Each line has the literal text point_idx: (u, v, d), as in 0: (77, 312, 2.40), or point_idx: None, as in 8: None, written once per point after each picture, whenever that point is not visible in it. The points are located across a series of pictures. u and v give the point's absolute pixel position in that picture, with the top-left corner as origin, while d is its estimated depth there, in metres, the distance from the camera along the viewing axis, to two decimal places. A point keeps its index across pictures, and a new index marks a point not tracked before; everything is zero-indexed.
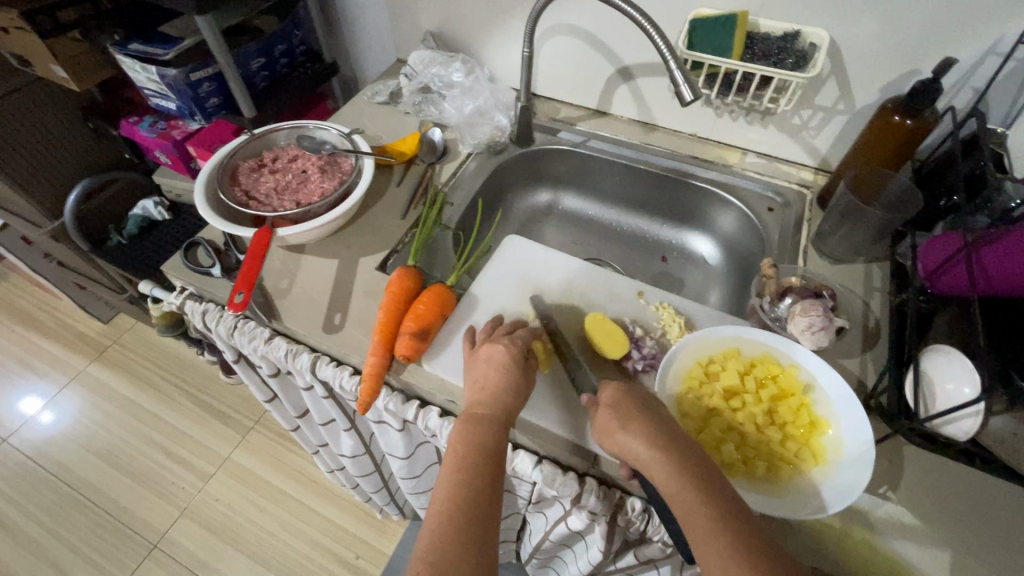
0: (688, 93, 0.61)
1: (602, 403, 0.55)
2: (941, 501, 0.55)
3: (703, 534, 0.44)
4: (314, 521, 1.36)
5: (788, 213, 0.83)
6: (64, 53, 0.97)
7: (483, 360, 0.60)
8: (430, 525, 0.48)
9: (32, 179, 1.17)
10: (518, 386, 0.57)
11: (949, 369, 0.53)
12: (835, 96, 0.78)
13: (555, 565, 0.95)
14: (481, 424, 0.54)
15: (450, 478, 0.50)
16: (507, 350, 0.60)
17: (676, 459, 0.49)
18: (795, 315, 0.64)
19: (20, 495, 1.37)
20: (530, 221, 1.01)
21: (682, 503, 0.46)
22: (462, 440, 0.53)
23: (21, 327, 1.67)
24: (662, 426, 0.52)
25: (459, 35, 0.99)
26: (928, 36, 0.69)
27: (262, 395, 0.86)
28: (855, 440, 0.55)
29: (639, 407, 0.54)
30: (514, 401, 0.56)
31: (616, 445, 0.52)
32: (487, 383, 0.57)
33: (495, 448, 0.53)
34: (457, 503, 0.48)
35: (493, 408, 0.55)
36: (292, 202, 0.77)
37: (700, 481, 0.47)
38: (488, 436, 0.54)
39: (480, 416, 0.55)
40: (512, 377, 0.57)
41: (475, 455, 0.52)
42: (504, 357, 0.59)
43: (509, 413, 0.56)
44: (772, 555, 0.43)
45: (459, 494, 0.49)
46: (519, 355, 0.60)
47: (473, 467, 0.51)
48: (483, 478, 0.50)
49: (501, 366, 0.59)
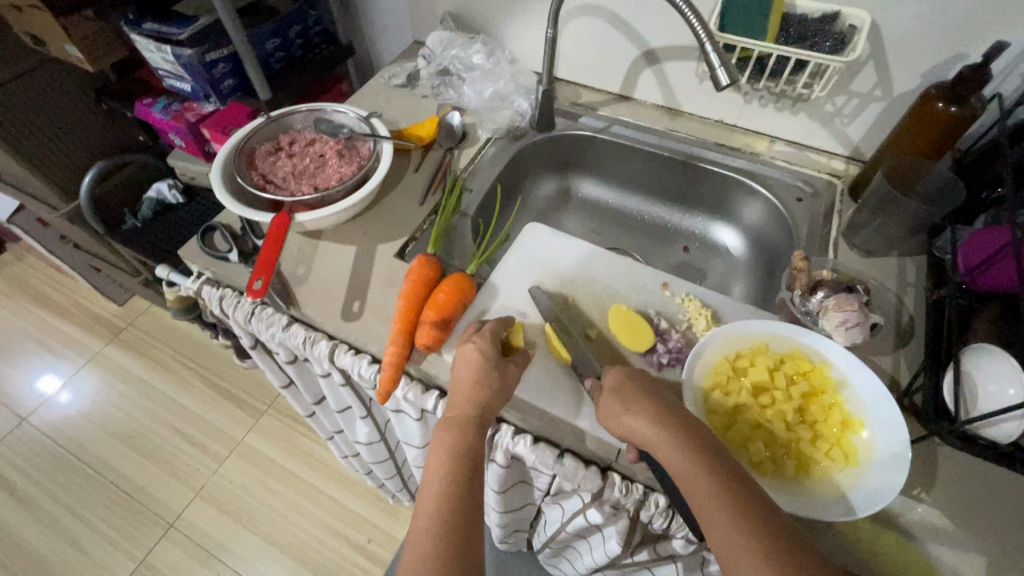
0: (724, 76, 0.58)
1: (606, 387, 0.56)
2: (977, 505, 0.53)
3: (708, 505, 0.45)
4: (327, 505, 1.37)
5: (818, 203, 0.81)
6: (76, 30, 0.95)
7: (455, 363, 0.58)
8: (415, 541, 0.47)
9: (46, 161, 1.17)
10: (490, 384, 0.55)
11: (993, 371, 0.50)
12: (872, 82, 0.75)
13: (568, 556, 0.95)
14: (459, 429, 0.53)
15: (433, 488, 0.50)
16: (478, 347, 0.58)
17: (676, 434, 0.49)
18: (827, 310, 0.61)
19: (39, 472, 1.40)
20: (548, 209, 0.99)
21: (683, 476, 0.47)
22: (444, 449, 0.52)
23: (38, 308, 1.68)
24: (665, 406, 0.52)
25: (478, 16, 0.96)
26: (977, 19, 0.65)
27: (278, 380, 0.85)
28: (890, 441, 0.53)
29: (641, 386, 0.54)
30: (493, 400, 0.55)
31: (622, 427, 0.52)
32: (462, 385, 0.56)
33: (473, 458, 0.52)
34: (439, 519, 0.48)
35: (470, 409, 0.54)
36: (310, 187, 0.76)
37: (705, 457, 0.47)
38: (466, 444, 0.52)
39: (459, 418, 0.54)
40: (484, 375, 0.56)
41: (453, 464, 0.51)
42: (474, 357, 0.57)
43: (485, 411, 0.55)
44: (798, 549, 0.42)
45: (446, 503, 0.49)
46: (491, 352, 0.58)
47: (451, 477, 0.50)
48: (466, 487, 0.50)
49: (471, 366, 0.57)
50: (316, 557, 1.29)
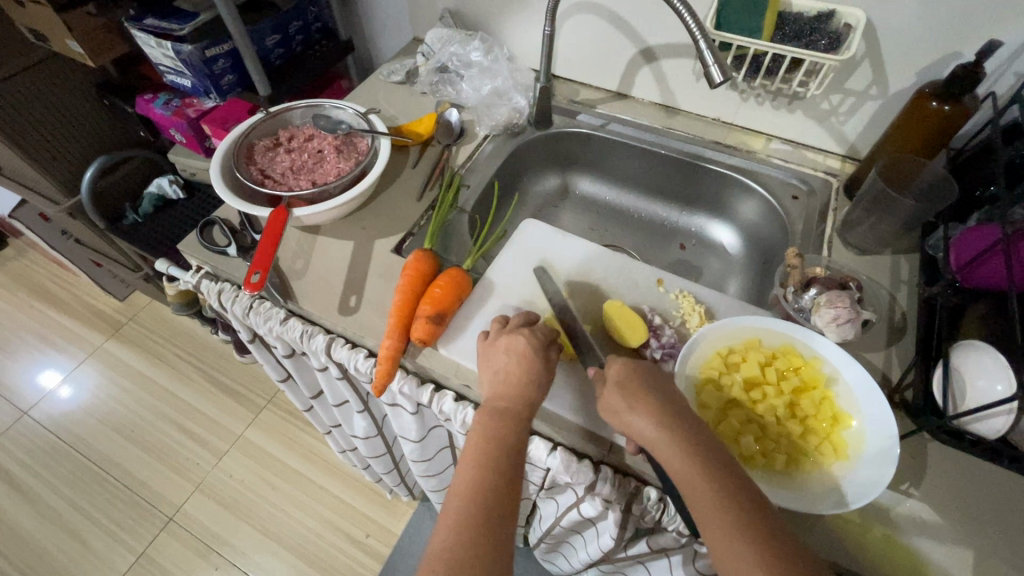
0: (717, 74, 0.59)
1: (610, 379, 0.55)
2: (966, 499, 0.53)
3: (706, 513, 0.45)
4: (325, 499, 1.38)
5: (813, 201, 0.81)
6: (80, 28, 0.96)
7: (500, 353, 0.58)
8: (445, 526, 0.47)
9: (47, 155, 1.17)
10: (537, 377, 0.56)
11: (980, 366, 0.51)
12: (867, 80, 0.75)
13: (563, 550, 0.95)
14: (502, 419, 0.54)
15: (469, 475, 0.50)
16: (528, 342, 0.58)
17: (679, 437, 0.49)
18: (819, 306, 0.62)
19: (40, 466, 1.41)
20: (546, 205, 1.00)
21: (687, 479, 0.47)
22: (483, 437, 0.52)
23: (39, 303, 1.69)
24: (668, 406, 0.51)
25: (477, 14, 0.97)
26: (971, 19, 0.65)
27: (276, 373, 0.86)
28: (878, 435, 0.53)
29: (647, 381, 0.54)
30: (539, 394, 0.56)
31: (624, 424, 0.52)
32: (511, 377, 0.56)
33: (516, 449, 0.52)
34: (472, 505, 0.48)
35: (519, 403, 0.55)
36: (308, 182, 0.76)
37: (707, 461, 0.47)
38: (513, 435, 0.53)
39: (505, 409, 0.55)
40: (534, 368, 0.56)
41: (493, 453, 0.51)
42: (524, 349, 0.57)
43: (530, 405, 0.55)
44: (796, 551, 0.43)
45: (480, 490, 0.49)
46: (540, 347, 0.58)
47: (490, 465, 0.50)
48: (507, 478, 0.50)
49: (521, 357, 0.57)
50: (314, 551, 1.30)
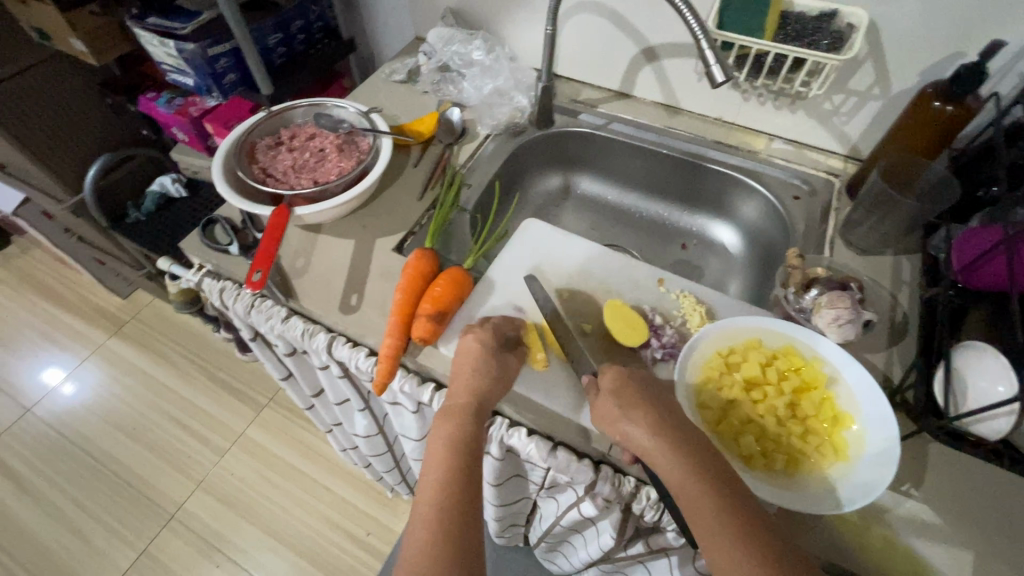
0: (718, 73, 0.59)
1: (603, 388, 0.56)
2: (967, 500, 0.53)
3: (702, 518, 0.45)
4: (326, 497, 1.38)
5: (815, 201, 0.81)
6: (83, 26, 0.96)
7: (457, 354, 0.61)
8: (417, 528, 0.47)
9: (50, 154, 1.18)
10: (489, 371, 0.58)
11: (982, 367, 0.51)
12: (870, 80, 0.75)
13: (563, 550, 0.95)
14: (456, 420, 0.54)
15: (434, 481, 0.50)
16: (478, 339, 0.60)
17: (672, 446, 0.49)
18: (820, 307, 0.62)
19: (43, 463, 1.41)
20: (547, 205, 1.00)
21: (684, 488, 0.47)
22: (443, 440, 0.53)
23: (42, 301, 1.70)
24: (664, 415, 0.52)
25: (479, 13, 0.97)
26: (974, 18, 0.65)
27: (278, 371, 0.86)
28: (879, 436, 0.53)
29: (639, 389, 0.55)
30: (491, 389, 0.57)
31: (619, 433, 0.52)
32: (463, 374, 0.58)
33: (473, 447, 0.53)
34: (440, 505, 0.48)
35: (470, 396, 0.56)
36: (309, 180, 0.77)
37: (703, 469, 0.47)
38: (467, 433, 0.53)
39: (460, 408, 0.55)
40: (484, 363, 0.58)
41: (453, 453, 0.52)
42: (476, 348, 0.60)
43: (485, 400, 0.56)
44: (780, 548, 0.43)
45: (445, 492, 0.49)
46: (491, 342, 0.60)
47: (451, 467, 0.51)
48: (468, 478, 0.50)
49: (473, 355, 0.59)
50: (314, 550, 1.30)
